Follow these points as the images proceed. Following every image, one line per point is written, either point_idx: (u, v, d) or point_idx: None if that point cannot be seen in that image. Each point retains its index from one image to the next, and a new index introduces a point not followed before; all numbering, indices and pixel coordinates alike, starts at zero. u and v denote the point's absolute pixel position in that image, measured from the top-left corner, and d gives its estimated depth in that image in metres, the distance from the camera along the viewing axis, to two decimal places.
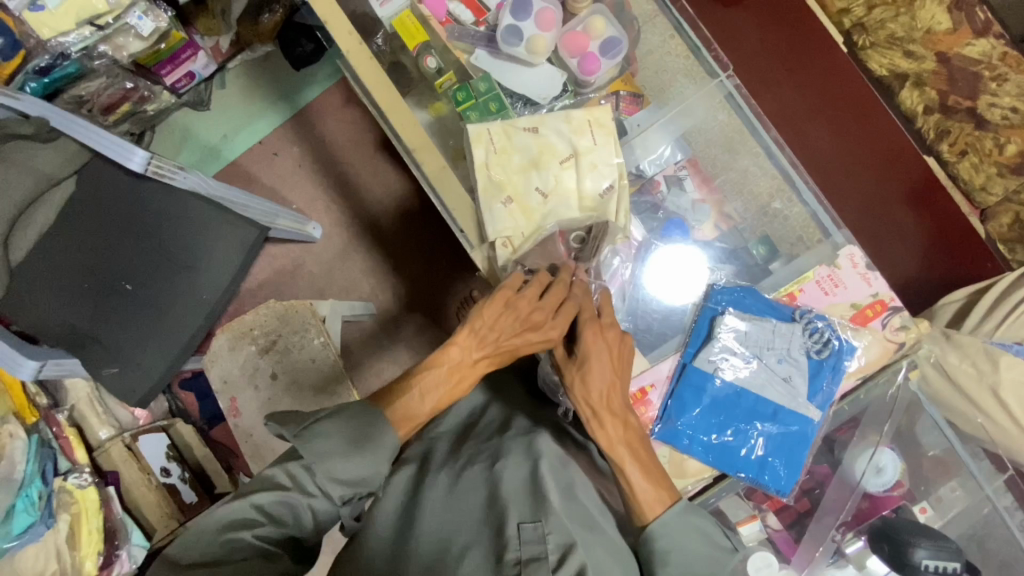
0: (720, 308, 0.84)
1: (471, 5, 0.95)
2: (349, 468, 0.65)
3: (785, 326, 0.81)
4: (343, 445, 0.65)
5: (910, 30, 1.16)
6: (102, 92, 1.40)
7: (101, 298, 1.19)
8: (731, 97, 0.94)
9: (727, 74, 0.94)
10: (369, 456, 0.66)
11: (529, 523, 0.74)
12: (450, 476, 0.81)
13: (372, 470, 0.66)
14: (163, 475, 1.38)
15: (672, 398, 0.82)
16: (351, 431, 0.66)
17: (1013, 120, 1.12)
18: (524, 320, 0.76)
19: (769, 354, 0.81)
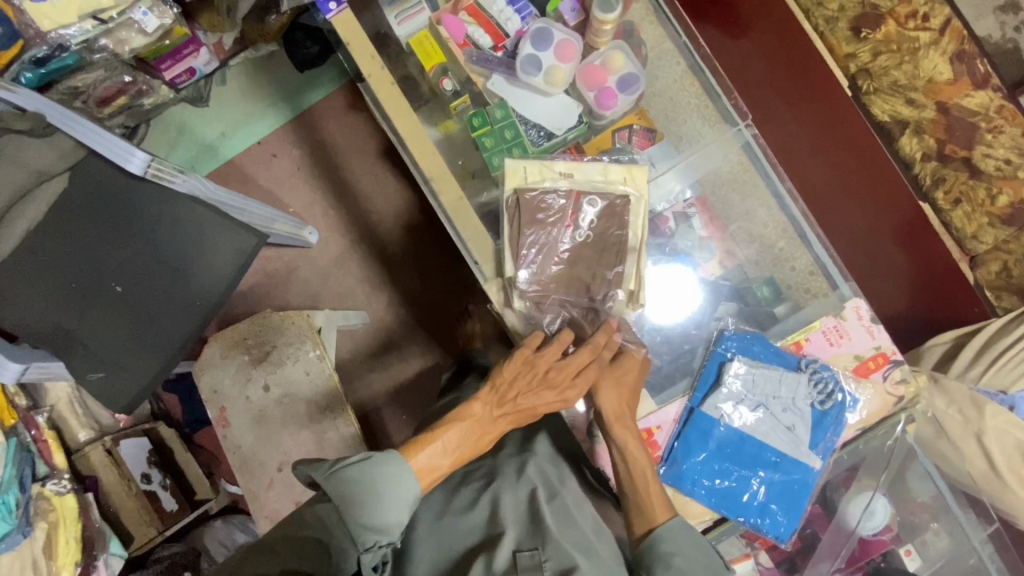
0: (728, 355, 0.86)
1: (490, 30, 0.95)
2: (370, 507, 0.66)
3: (791, 375, 0.83)
4: (368, 486, 0.67)
5: (913, 78, 1.22)
6: (99, 84, 1.34)
7: (89, 299, 1.15)
8: (748, 146, 0.95)
9: (745, 124, 0.95)
10: (392, 498, 0.67)
11: (527, 551, 0.75)
12: (445, 496, 0.84)
13: (392, 512, 0.67)
14: (144, 482, 1.33)
15: (678, 440, 0.84)
16: (374, 482, 0.67)
17: (1006, 171, 1.19)
18: (544, 379, 0.78)
19: (774, 403, 0.83)
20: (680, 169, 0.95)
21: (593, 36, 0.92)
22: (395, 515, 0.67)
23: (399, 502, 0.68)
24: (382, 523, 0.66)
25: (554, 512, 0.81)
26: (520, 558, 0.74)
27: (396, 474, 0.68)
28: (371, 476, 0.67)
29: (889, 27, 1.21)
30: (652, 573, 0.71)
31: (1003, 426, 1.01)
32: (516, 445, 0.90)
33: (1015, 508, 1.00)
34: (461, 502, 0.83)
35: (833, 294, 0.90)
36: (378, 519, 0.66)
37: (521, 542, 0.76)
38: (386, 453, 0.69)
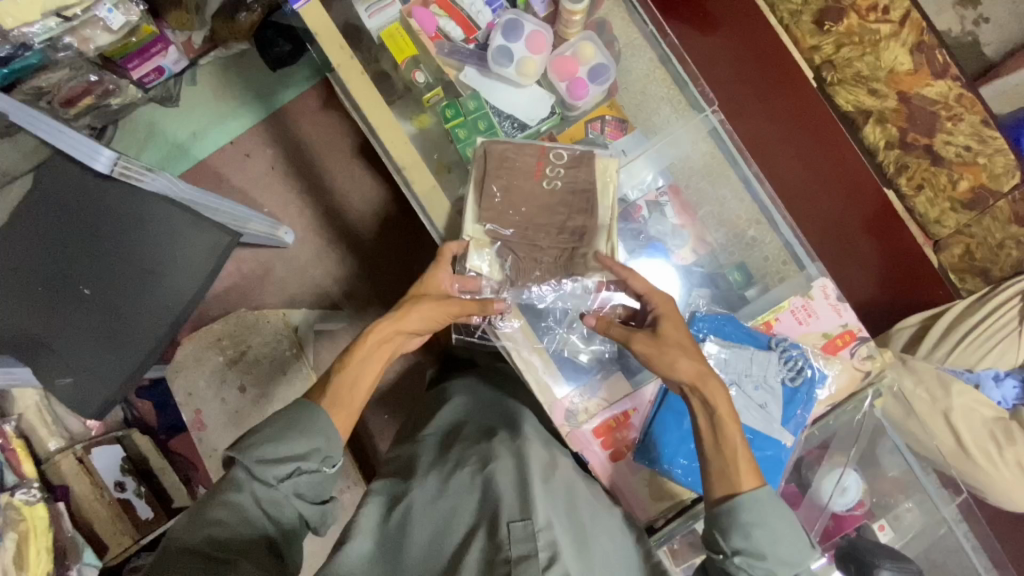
0: (701, 336, 0.86)
1: (462, 22, 0.95)
2: (276, 456, 0.67)
3: (762, 354, 0.85)
4: (262, 447, 0.67)
5: (875, 69, 1.25)
6: (63, 84, 1.32)
7: (55, 304, 1.12)
8: (716, 131, 0.97)
9: (712, 110, 0.97)
10: (295, 434, 0.69)
11: (520, 521, 0.74)
12: (439, 481, 0.82)
13: (303, 447, 0.68)
14: (117, 490, 1.30)
15: (654, 421, 0.87)
16: (273, 429, 0.69)
17: (966, 157, 1.22)
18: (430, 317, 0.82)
19: (746, 381, 0.85)
20: (650, 155, 0.97)
21: (563, 27, 0.93)
22: (311, 445, 0.69)
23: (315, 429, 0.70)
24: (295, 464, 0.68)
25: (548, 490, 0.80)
26: (513, 530, 0.74)
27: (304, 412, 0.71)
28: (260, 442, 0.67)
29: (851, 19, 1.24)
30: (728, 539, 0.68)
31: (969, 402, 1.04)
32: (510, 430, 0.89)
33: (983, 481, 1.03)
34: (455, 483, 0.81)
35: (801, 273, 0.92)
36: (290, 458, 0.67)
37: (512, 512, 0.76)
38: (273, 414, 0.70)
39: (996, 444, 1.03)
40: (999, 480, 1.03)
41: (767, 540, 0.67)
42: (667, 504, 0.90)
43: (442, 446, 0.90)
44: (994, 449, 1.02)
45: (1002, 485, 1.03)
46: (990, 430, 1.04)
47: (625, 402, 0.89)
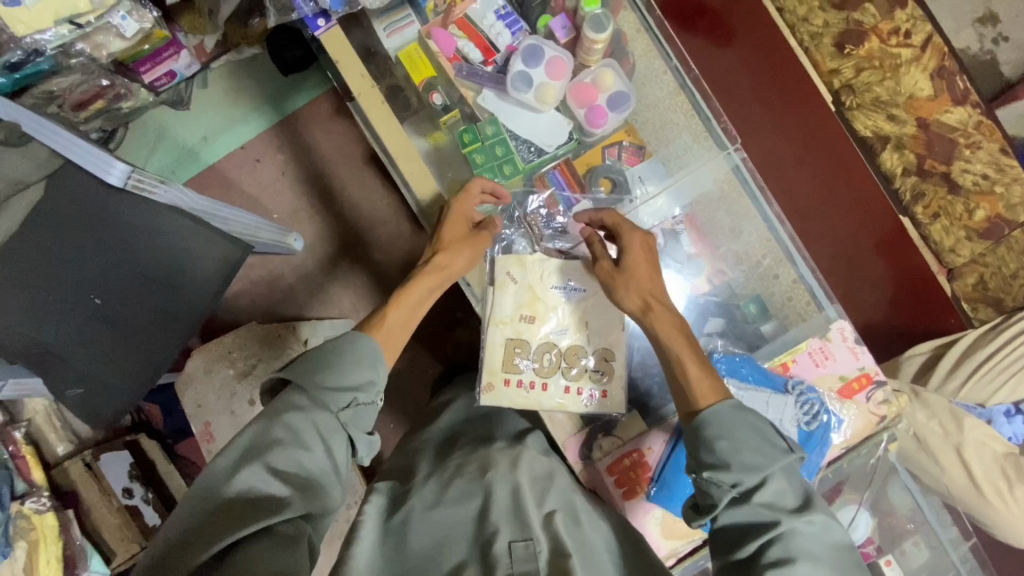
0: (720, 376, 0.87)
1: (480, 44, 0.94)
2: (301, 420, 0.67)
3: (778, 397, 0.84)
4: (258, 445, 0.64)
5: (894, 94, 1.24)
6: (74, 88, 1.30)
7: (65, 313, 1.10)
8: (739, 170, 0.96)
9: (736, 148, 0.97)
10: (325, 390, 0.70)
11: (521, 540, 0.75)
12: (438, 486, 0.82)
13: (333, 401, 0.70)
14: (125, 497, 1.30)
15: (669, 461, 0.86)
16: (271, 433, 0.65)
17: (984, 186, 1.21)
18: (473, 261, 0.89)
19: None
20: (672, 190, 0.96)
21: (584, 54, 0.92)
22: (343, 393, 0.71)
23: (362, 361, 0.74)
24: (322, 424, 0.68)
25: (554, 511, 0.80)
26: (514, 548, 0.74)
27: (345, 342, 0.75)
28: (278, 413, 0.67)
29: (872, 43, 1.23)
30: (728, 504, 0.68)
31: (980, 437, 1.05)
32: (508, 439, 0.91)
33: (992, 517, 1.04)
34: (455, 488, 0.82)
35: (820, 314, 0.92)
36: (314, 418, 0.68)
37: (514, 534, 0.76)
38: (287, 387, 0.70)
39: (1007, 480, 1.03)
40: (1008, 515, 1.03)
41: (730, 449, 0.69)
42: (679, 544, 0.87)
43: (437, 460, 0.90)
44: (1006, 486, 1.03)
45: (1011, 521, 1.03)
46: (1001, 466, 1.04)
47: (642, 439, 0.88)
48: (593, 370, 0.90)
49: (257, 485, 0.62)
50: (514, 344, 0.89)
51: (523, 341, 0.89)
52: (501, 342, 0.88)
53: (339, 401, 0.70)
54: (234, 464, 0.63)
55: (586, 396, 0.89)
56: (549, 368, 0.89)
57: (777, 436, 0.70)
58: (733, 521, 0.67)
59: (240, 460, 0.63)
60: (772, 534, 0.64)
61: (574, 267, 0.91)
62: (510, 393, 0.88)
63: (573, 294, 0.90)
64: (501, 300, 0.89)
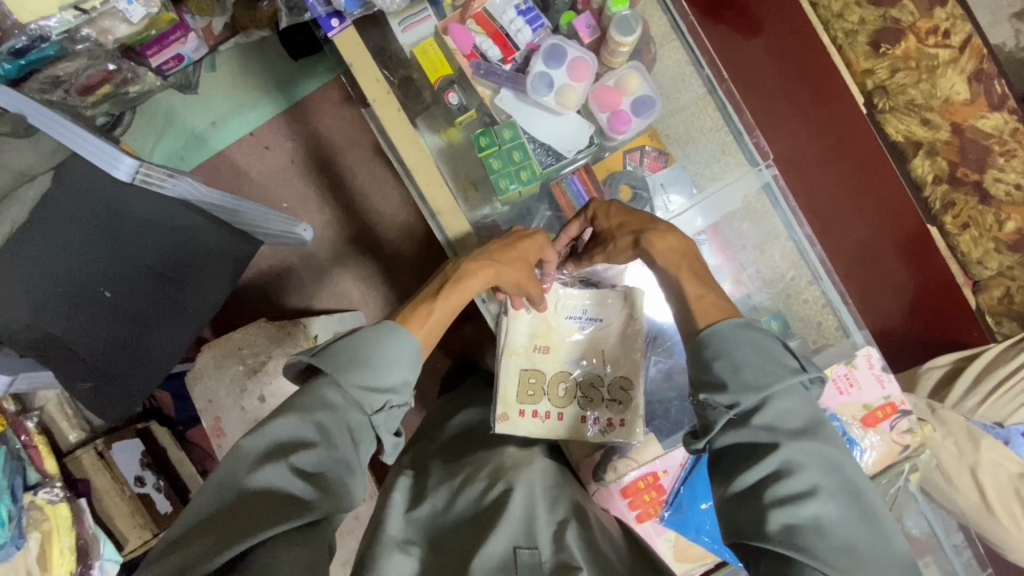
0: None
1: (500, 41, 0.90)
2: (332, 421, 0.65)
3: None
4: (286, 438, 0.63)
5: (930, 97, 1.20)
6: (81, 73, 1.25)
7: (74, 307, 1.08)
8: (769, 187, 0.93)
9: (766, 164, 0.93)
10: (359, 390, 0.67)
11: (527, 548, 0.74)
12: (450, 494, 0.82)
13: (367, 403, 0.68)
14: (138, 485, 1.31)
15: (684, 484, 0.87)
16: (302, 426, 0.64)
17: (1015, 197, 1.19)
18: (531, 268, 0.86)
19: None
20: (698, 205, 0.93)
21: (609, 56, 0.88)
22: (380, 394, 0.69)
23: (402, 360, 0.71)
24: (353, 424, 0.67)
25: (565, 519, 0.78)
26: (520, 555, 0.73)
27: (383, 336, 0.71)
28: (310, 410, 0.65)
29: (909, 42, 1.20)
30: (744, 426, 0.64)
31: (996, 458, 1.04)
32: (520, 442, 0.90)
33: (1002, 538, 1.03)
34: (468, 496, 0.81)
35: (846, 340, 0.90)
36: (345, 420, 0.66)
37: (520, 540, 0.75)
38: (320, 379, 0.67)
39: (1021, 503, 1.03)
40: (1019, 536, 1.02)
41: (727, 367, 0.65)
42: (691, 566, 0.89)
43: (449, 461, 0.89)
44: (1020, 509, 1.02)
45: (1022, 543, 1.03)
46: (1016, 488, 1.03)
47: (657, 462, 0.88)
48: (610, 399, 0.88)
49: (283, 481, 0.61)
50: (529, 374, 0.89)
51: (538, 371, 0.89)
52: (515, 373, 0.89)
53: (372, 403, 0.68)
54: (261, 455, 0.62)
55: (604, 425, 0.87)
56: (564, 397, 0.88)
57: (783, 353, 0.66)
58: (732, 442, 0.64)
59: (267, 454, 0.62)
60: (776, 456, 0.61)
61: (589, 297, 0.90)
62: (525, 423, 0.87)
63: (587, 324, 0.90)
64: (515, 331, 0.90)
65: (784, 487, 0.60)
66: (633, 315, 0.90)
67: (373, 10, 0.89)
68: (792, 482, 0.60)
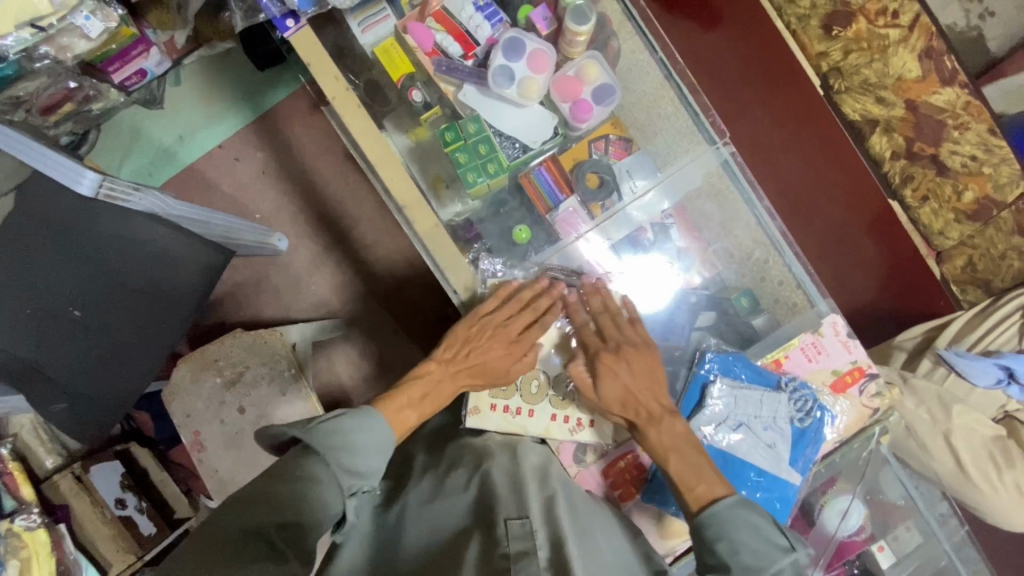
0: (710, 376, 0.84)
1: (460, 37, 0.91)
2: (313, 495, 0.64)
3: (772, 394, 0.82)
4: (266, 495, 0.63)
5: (882, 76, 1.21)
6: (41, 92, 1.24)
7: (43, 325, 1.08)
8: (727, 164, 0.95)
9: (724, 142, 0.94)
10: (342, 471, 0.68)
11: (517, 519, 0.74)
12: (434, 483, 0.82)
13: (344, 484, 0.67)
14: (118, 507, 1.28)
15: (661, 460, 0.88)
16: (285, 489, 0.63)
17: (972, 167, 1.19)
18: (506, 343, 0.84)
19: (756, 422, 0.82)
20: (662, 186, 0.94)
21: (567, 47, 0.89)
22: (353, 476, 0.69)
23: (376, 448, 0.72)
24: (327, 502, 0.66)
25: (552, 497, 0.78)
26: (510, 528, 0.72)
27: (366, 424, 0.72)
28: (294, 478, 0.64)
29: (860, 23, 1.19)
30: None
31: (969, 423, 1.06)
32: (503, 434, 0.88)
33: (975, 500, 1.06)
34: (455, 481, 0.82)
35: (812, 310, 0.92)
36: (325, 496, 0.65)
37: (509, 511, 0.75)
38: (305, 451, 0.67)
39: (995, 466, 1.05)
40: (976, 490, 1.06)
41: (728, 550, 0.66)
42: (676, 543, 0.88)
43: (432, 454, 0.90)
44: (993, 469, 1.05)
45: (996, 504, 1.05)
46: (989, 452, 1.05)
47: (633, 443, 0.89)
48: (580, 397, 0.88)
49: (264, 530, 0.61)
50: None
51: None
52: None
53: (348, 483, 0.68)
54: (238, 510, 0.62)
55: (573, 425, 0.87)
56: (536, 395, 0.87)
57: (774, 531, 0.67)
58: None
59: (256, 499, 0.63)
60: None
61: (568, 294, 0.88)
62: (496, 417, 0.87)
63: (564, 324, 0.88)
64: None
65: None
66: (612, 316, 0.85)
67: (328, 8, 0.88)
68: None
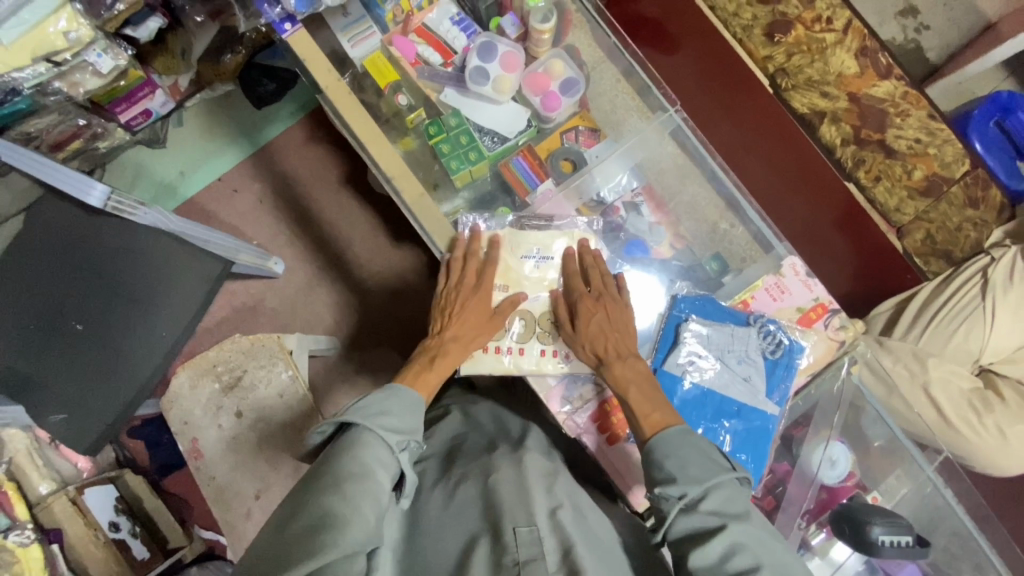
0: (683, 316, 0.91)
1: (439, 48, 1.02)
2: (371, 459, 0.71)
3: (742, 329, 0.89)
4: (332, 470, 0.70)
5: (824, 74, 1.35)
6: (51, 129, 1.33)
7: (49, 337, 1.12)
8: (679, 129, 1.03)
9: (674, 109, 1.03)
10: (387, 432, 0.74)
11: (525, 526, 0.75)
12: (445, 494, 0.84)
13: (392, 443, 0.74)
14: (112, 531, 1.26)
15: None
16: (344, 464, 0.70)
17: (918, 148, 1.32)
18: (487, 313, 0.88)
19: (729, 356, 0.89)
20: (619, 156, 1.02)
21: (533, 47, 1.01)
22: (401, 436, 0.76)
23: (406, 409, 0.79)
24: (384, 462, 0.73)
25: (558, 507, 0.80)
26: (519, 534, 0.74)
27: (388, 395, 0.79)
28: (351, 449, 0.72)
29: (798, 30, 1.35)
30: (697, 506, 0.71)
31: None
32: (510, 445, 0.93)
33: None
34: (464, 492, 0.83)
35: (770, 255, 0.98)
36: (382, 457, 0.72)
37: (517, 519, 0.76)
38: (353, 430, 0.74)
39: None
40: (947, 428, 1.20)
41: (677, 466, 0.73)
42: None
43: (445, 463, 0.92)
44: None
45: None
46: None
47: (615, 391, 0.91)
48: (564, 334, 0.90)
49: (339, 495, 0.67)
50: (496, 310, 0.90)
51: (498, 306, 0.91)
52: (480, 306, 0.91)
53: (398, 441, 0.75)
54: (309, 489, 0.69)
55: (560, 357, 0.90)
56: (524, 333, 0.91)
57: (719, 455, 0.75)
58: (690, 530, 0.70)
59: (323, 474, 0.70)
60: (725, 540, 0.67)
61: (541, 237, 0.92)
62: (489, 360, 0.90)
63: (541, 263, 0.91)
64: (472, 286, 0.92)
65: (735, 563, 0.66)
66: (600, 272, 0.90)
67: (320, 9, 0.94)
68: (739, 561, 0.66)
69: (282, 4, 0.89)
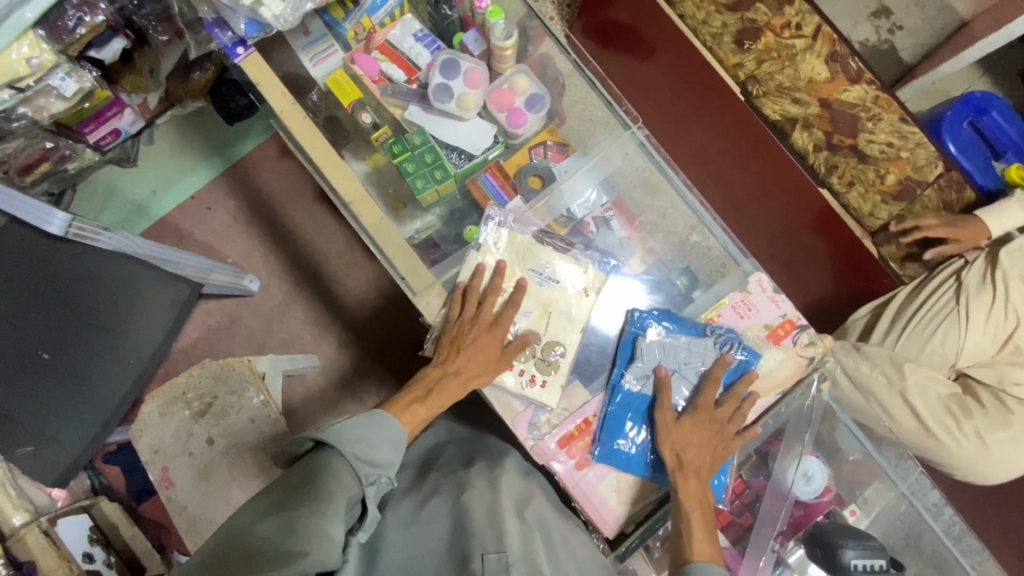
0: (641, 330, 0.91)
1: (402, 64, 1.00)
2: (333, 486, 0.71)
3: (698, 342, 0.91)
4: (292, 487, 0.71)
5: (795, 80, 1.33)
6: (19, 152, 1.28)
7: (12, 369, 1.09)
8: (643, 145, 1.02)
9: (638, 125, 1.02)
10: (357, 462, 0.74)
11: (494, 553, 0.76)
12: (413, 508, 0.85)
13: (362, 474, 0.74)
14: (87, 562, 1.17)
15: (606, 419, 0.89)
16: (300, 484, 0.71)
17: (890, 153, 1.30)
18: (495, 342, 0.87)
19: (686, 369, 0.90)
20: (587, 170, 1.01)
21: (497, 62, 1.00)
22: (371, 468, 0.75)
23: (387, 440, 0.78)
24: (350, 493, 0.72)
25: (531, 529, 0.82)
26: (487, 561, 0.76)
27: (371, 419, 0.79)
28: (313, 473, 0.72)
29: (768, 37, 1.31)
30: None
31: None
32: (486, 460, 0.93)
33: None
34: (432, 509, 0.85)
35: (738, 269, 0.98)
36: (345, 488, 0.72)
37: (486, 544, 0.78)
38: (324, 451, 0.74)
39: None
40: (926, 436, 1.20)
41: None
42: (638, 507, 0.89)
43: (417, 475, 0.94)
44: None
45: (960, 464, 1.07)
46: None
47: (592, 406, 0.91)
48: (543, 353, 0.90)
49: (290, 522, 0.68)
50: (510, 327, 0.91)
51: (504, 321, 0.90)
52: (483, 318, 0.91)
53: (365, 473, 0.75)
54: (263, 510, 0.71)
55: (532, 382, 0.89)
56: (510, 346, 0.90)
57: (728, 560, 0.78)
58: None
59: (281, 495, 0.71)
60: None
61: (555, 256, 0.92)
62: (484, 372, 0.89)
63: (547, 283, 0.92)
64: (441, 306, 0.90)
65: None
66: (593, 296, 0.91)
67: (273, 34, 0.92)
68: None
69: (233, 30, 0.90)
